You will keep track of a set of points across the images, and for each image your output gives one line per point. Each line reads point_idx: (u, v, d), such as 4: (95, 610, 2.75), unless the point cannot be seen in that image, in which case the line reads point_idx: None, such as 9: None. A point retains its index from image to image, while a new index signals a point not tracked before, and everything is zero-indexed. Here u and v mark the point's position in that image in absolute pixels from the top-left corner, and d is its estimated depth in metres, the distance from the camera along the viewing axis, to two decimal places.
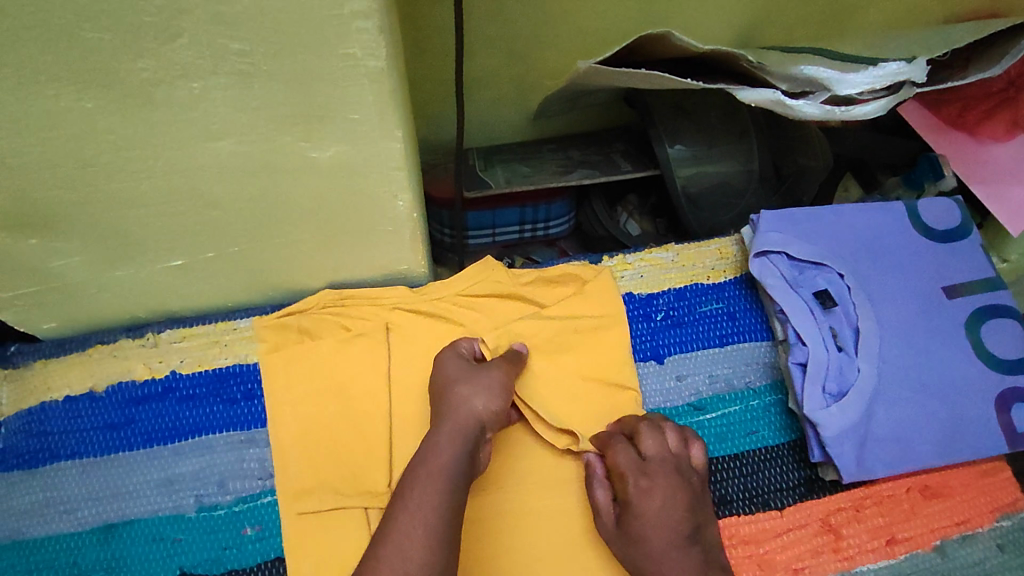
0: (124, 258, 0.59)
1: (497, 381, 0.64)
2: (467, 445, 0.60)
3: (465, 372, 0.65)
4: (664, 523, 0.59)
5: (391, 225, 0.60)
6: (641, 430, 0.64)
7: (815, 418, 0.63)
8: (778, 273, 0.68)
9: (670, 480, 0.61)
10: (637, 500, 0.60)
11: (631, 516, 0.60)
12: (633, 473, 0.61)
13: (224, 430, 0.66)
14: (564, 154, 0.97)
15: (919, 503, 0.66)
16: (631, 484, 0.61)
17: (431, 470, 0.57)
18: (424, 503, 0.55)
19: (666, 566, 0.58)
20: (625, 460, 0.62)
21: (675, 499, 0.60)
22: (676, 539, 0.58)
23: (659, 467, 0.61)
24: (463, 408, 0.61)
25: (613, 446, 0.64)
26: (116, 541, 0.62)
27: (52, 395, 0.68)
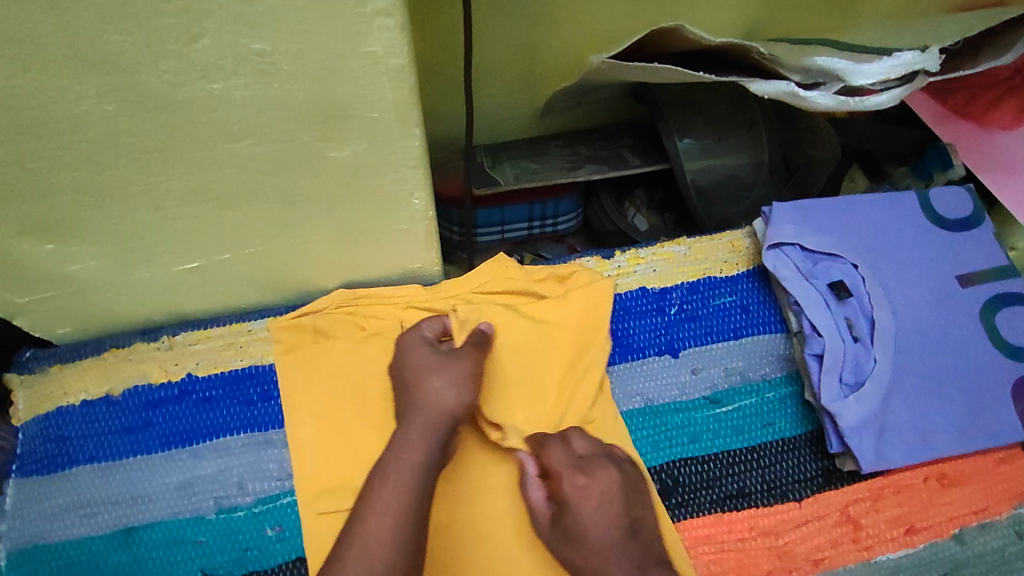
0: (140, 261, 0.59)
1: (464, 371, 0.65)
2: (438, 437, 0.61)
3: (434, 362, 0.65)
4: (600, 519, 0.59)
5: (406, 223, 0.60)
6: (572, 431, 0.65)
7: (833, 409, 0.63)
8: (792, 265, 0.68)
9: (608, 476, 0.61)
10: (574, 497, 0.60)
11: (568, 515, 0.59)
12: (568, 470, 0.61)
13: (242, 431, 0.66)
14: (571, 150, 0.97)
15: (937, 491, 0.66)
16: (567, 483, 0.60)
17: (402, 466, 0.58)
18: (393, 500, 0.56)
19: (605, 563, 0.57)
20: (560, 459, 0.62)
21: (611, 495, 0.60)
22: (614, 534, 0.59)
23: (593, 464, 0.62)
24: (434, 400, 0.63)
25: (548, 446, 0.63)
26: (137, 545, 0.62)
27: (68, 400, 0.68)
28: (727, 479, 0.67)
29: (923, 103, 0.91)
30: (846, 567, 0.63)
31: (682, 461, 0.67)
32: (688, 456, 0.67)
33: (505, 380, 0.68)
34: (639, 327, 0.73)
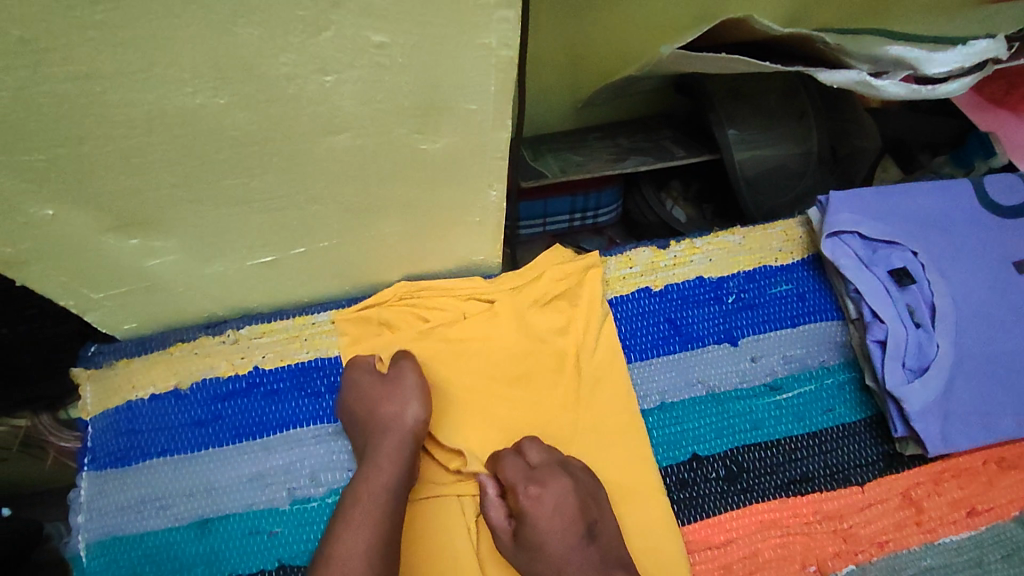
0: (216, 255, 0.59)
1: (414, 387, 0.65)
2: (402, 458, 0.61)
3: (388, 386, 0.65)
4: (557, 528, 0.59)
5: (478, 215, 0.62)
6: (526, 441, 0.64)
7: (899, 394, 0.64)
8: (851, 253, 0.69)
9: (560, 484, 0.60)
10: (530, 509, 0.59)
11: (525, 527, 0.59)
12: (522, 483, 0.60)
13: (312, 423, 0.67)
14: (613, 142, 0.97)
15: (996, 474, 0.68)
16: (521, 495, 0.60)
17: (372, 490, 0.58)
18: (364, 523, 0.56)
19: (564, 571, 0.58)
20: (513, 472, 0.61)
21: (566, 502, 0.60)
22: (573, 540, 0.59)
23: (546, 472, 0.61)
24: (393, 422, 0.62)
25: (502, 460, 0.63)
26: (213, 536, 0.62)
27: (136, 394, 0.68)
28: (790, 465, 0.68)
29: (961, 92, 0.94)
30: (910, 548, 0.64)
31: (745, 447, 0.68)
32: (751, 442, 0.69)
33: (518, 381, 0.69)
34: (697, 316, 0.74)
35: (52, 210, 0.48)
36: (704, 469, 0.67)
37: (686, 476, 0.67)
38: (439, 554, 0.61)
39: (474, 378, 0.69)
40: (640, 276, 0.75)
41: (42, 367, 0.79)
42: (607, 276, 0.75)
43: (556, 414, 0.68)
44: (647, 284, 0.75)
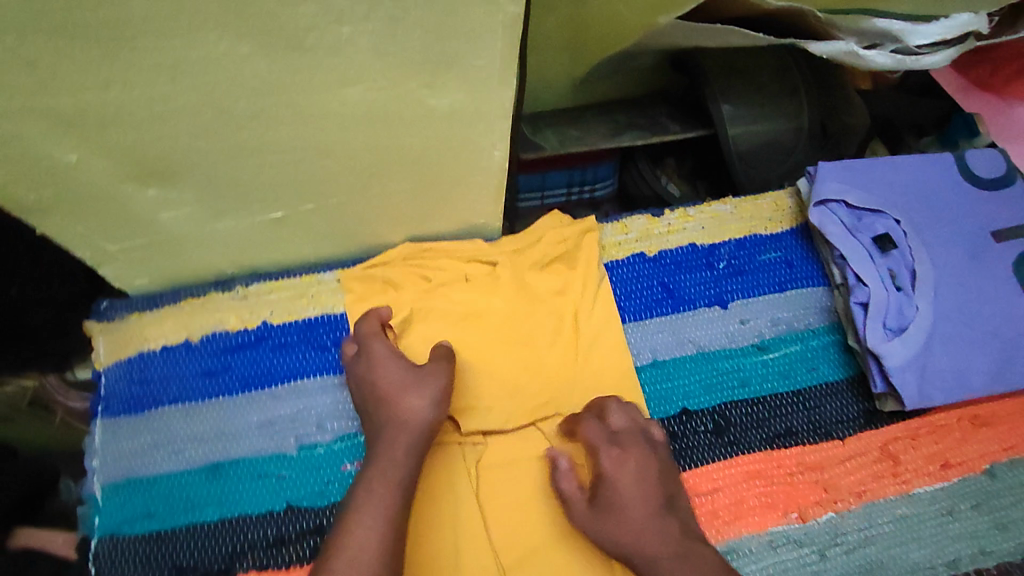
0: (229, 209, 0.61)
1: (436, 386, 0.64)
2: (413, 453, 0.61)
3: (410, 376, 0.65)
4: (637, 491, 0.61)
5: (480, 176, 0.65)
6: (610, 405, 0.67)
7: (878, 351, 0.67)
8: (837, 220, 0.73)
9: (640, 450, 0.63)
10: (612, 471, 0.62)
11: (605, 487, 0.62)
12: (604, 445, 0.64)
13: (319, 375, 0.70)
14: (610, 118, 1.00)
15: (969, 431, 0.72)
16: (604, 457, 0.63)
17: (385, 482, 0.59)
18: (375, 516, 0.56)
19: (643, 533, 0.59)
20: (596, 435, 0.65)
21: (645, 468, 0.63)
22: (652, 504, 0.61)
23: (629, 439, 0.64)
24: (410, 417, 0.62)
25: (582, 424, 0.66)
26: (223, 478, 0.65)
27: (149, 346, 0.71)
28: (775, 419, 0.71)
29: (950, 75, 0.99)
30: (886, 497, 0.69)
31: (733, 403, 0.72)
32: (738, 398, 0.72)
33: (516, 339, 0.72)
34: (689, 280, 0.77)
35: (76, 156, 0.51)
36: (693, 423, 0.71)
37: (676, 429, 0.70)
38: (443, 496, 0.65)
39: (476, 335, 0.72)
40: (635, 242, 0.78)
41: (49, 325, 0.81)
42: (602, 241, 0.78)
43: (554, 370, 0.71)
44: (642, 250, 0.78)
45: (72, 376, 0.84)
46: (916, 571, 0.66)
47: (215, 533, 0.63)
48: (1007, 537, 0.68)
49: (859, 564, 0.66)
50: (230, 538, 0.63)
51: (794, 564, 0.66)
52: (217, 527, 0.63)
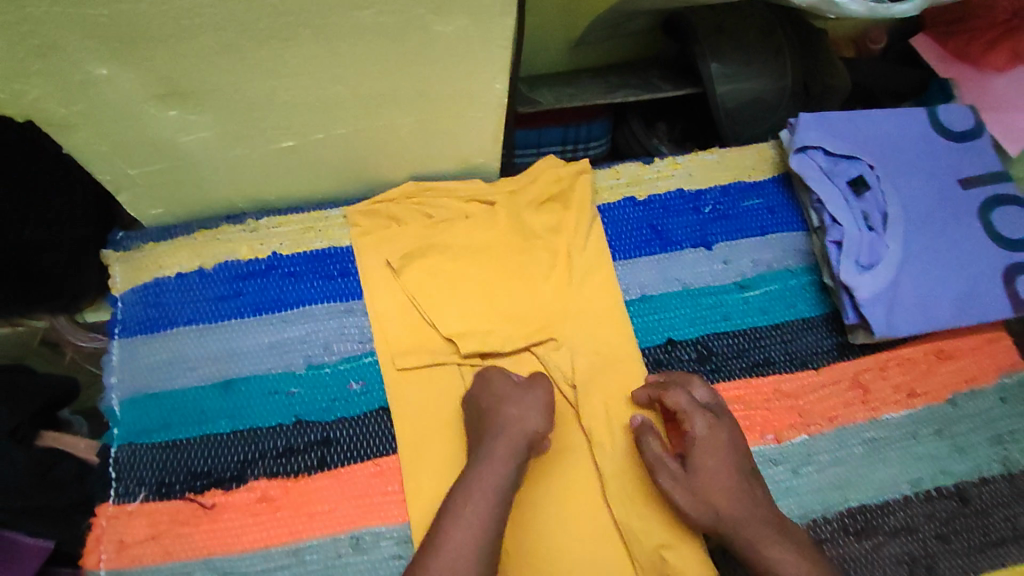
0: (245, 135, 0.65)
1: (541, 401, 0.67)
2: (514, 463, 0.63)
3: (517, 392, 0.68)
4: (725, 459, 0.66)
5: (481, 110, 0.69)
6: (694, 380, 0.71)
7: (850, 284, 0.72)
8: (815, 166, 0.77)
9: (727, 420, 0.68)
10: (708, 437, 0.66)
11: (700, 451, 0.65)
12: (698, 411, 0.67)
13: (326, 301, 0.74)
14: (603, 79, 1.04)
15: (934, 364, 0.77)
16: (699, 423, 0.66)
17: (482, 494, 0.61)
18: (471, 528, 0.59)
19: (737, 498, 0.64)
20: (688, 402, 0.68)
21: (733, 436, 0.67)
22: (742, 472, 0.66)
23: (716, 410, 0.69)
24: (516, 431, 0.65)
25: (670, 390, 0.69)
26: (236, 394, 0.69)
27: (164, 273, 0.74)
28: (754, 350, 0.76)
29: (928, 45, 1.06)
30: (856, 422, 0.74)
31: (715, 335, 0.76)
32: (720, 331, 0.77)
33: (513, 272, 0.76)
34: (677, 223, 0.81)
35: (106, 69, 0.54)
36: (677, 352, 0.75)
37: (660, 357, 0.75)
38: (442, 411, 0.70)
39: (476, 267, 0.76)
40: (626, 186, 0.82)
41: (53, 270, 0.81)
42: (595, 184, 0.82)
43: (549, 300, 0.75)
44: (632, 194, 0.82)
45: (80, 317, 0.89)
46: (881, 488, 0.72)
47: (227, 442, 0.67)
48: (965, 460, 0.73)
49: (830, 481, 0.71)
50: (241, 448, 0.67)
51: (770, 480, 0.71)
52: (228, 438, 0.67)
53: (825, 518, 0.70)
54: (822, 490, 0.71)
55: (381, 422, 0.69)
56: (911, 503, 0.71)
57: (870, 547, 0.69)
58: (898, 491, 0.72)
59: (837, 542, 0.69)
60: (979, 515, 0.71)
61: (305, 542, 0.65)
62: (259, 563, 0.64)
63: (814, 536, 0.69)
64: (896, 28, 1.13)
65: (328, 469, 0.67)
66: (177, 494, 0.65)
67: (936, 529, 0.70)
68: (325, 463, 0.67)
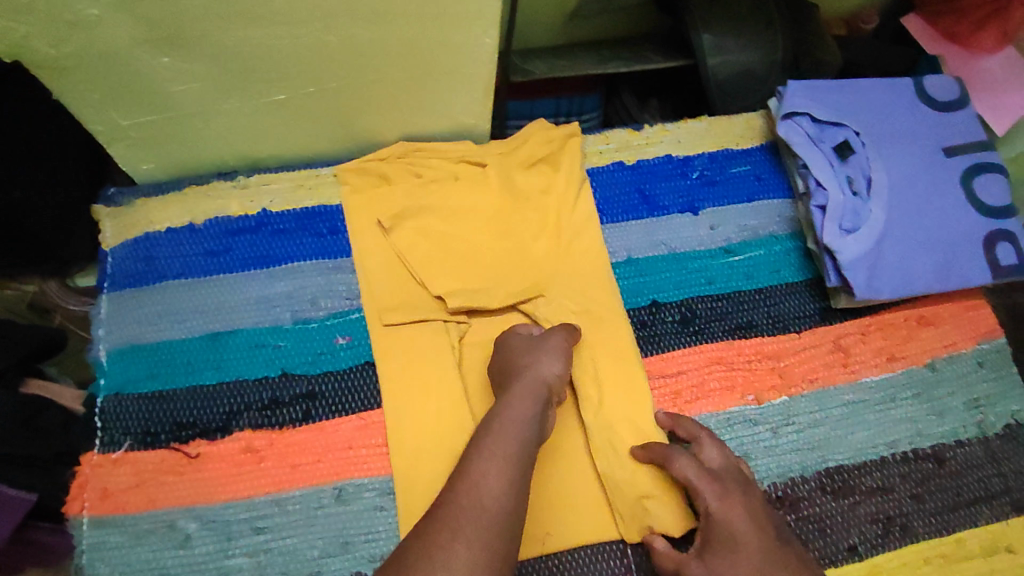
0: (237, 86, 0.65)
1: (558, 346, 0.68)
2: (535, 403, 0.63)
3: (533, 341, 0.69)
4: (749, 528, 0.62)
5: (472, 65, 0.69)
6: (702, 441, 0.68)
7: (833, 246, 0.73)
8: (801, 132, 0.78)
9: (739, 485, 0.65)
10: (721, 511, 0.63)
11: (715, 528, 0.63)
12: (706, 484, 0.64)
13: (315, 258, 0.74)
14: (596, 52, 1.04)
15: (915, 329, 0.78)
16: (709, 497, 0.64)
17: (505, 428, 0.60)
18: (498, 456, 0.58)
19: (771, 568, 0.60)
20: (694, 472, 0.65)
21: (750, 502, 0.64)
22: (766, 538, 0.62)
23: (727, 474, 0.65)
24: (535, 374, 0.65)
25: (676, 458, 0.66)
26: (223, 346, 0.70)
27: (153, 228, 0.74)
28: (738, 313, 0.77)
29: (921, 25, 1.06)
30: (836, 384, 0.75)
31: (699, 298, 0.77)
32: (705, 294, 0.77)
33: (503, 234, 0.77)
34: (665, 189, 0.82)
35: (97, 10, 0.54)
36: (662, 313, 0.76)
37: (645, 317, 0.76)
38: (427, 367, 0.70)
39: (463, 228, 0.76)
40: (615, 152, 0.83)
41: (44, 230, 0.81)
42: (585, 149, 0.82)
43: (538, 261, 0.76)
44: (621, 159, 0.83)
45: (72, 282, 0.89)
46: (859, 449, 0.73)
47: (213, 393, 0.68)
48: (943, 422, 0.74)
49: (809, 441, 0.72)
50: (226, 399, 0.68)
51: (749, 440, 0.72)
52: (215, 389, 0.68)
53: (803, 477, 0.71)
54: (801, 450, 0.72)
55: (367, 377, 0.70)
56: (888, 464, 0.72)
57: (846, 505, 0.70)
58: (875, 452, 0.73)
59: (814, 501, 0.70)
60: (954, 476, 0.72)
61: (288, 492, 0.65)
62: (241, 512, 0.64)
63: (792, 494, 0.70)
64: (889, 9, 1.13)
65: (313, 421, 0.67)
66: (162, 443, 0.65)
67: (911, 489, 0.71)
68: (310, 415, 0.68)
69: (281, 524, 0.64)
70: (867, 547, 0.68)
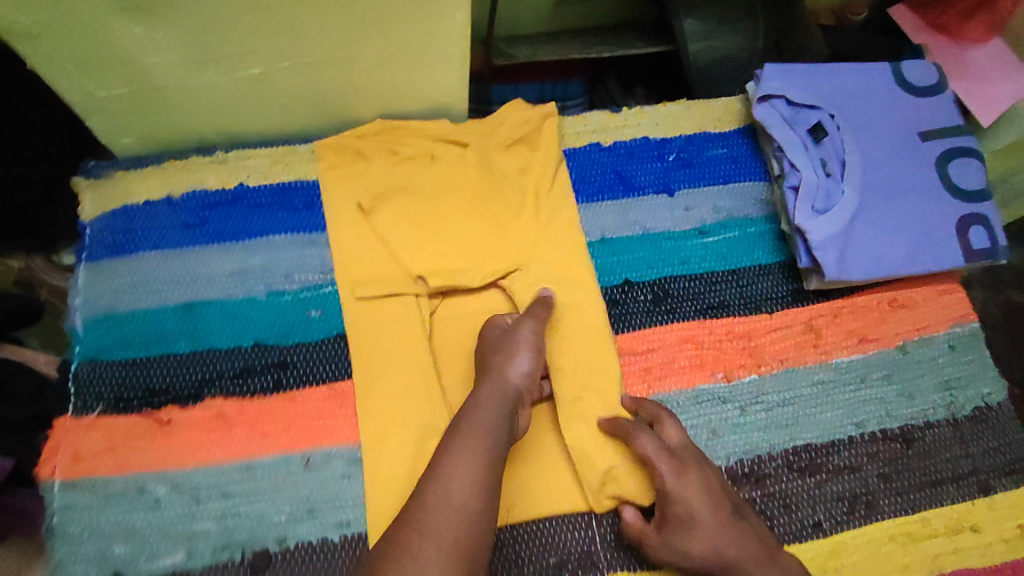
0: (211, 58, 0.66)
1: (527, 341, 0.67)
2: (501, 401, 0.63)
3: (504, 337, 0.68)
4: (704, 504, 0.63)
5: (445, 42, 0.70)
6: (664, 420, 0.68)
7: (803, 226, 0.74)
8: (776, 114, 0.78)
9: (698, 464, 0.65)
10: (678, 488, 0.64)
11: (672, 505, 0.63)
12: (663, 462, 0.65)
13: (290, 232, 0.75)
14: (580, 37, 1.05)
15: (887, 312, 0.78)
16: (666, 475, 0.64)
17: (472, 426, 0.60)
18: (466, 453, 0.58)
19: (725, 543, 0.61)
20: (653, 450, 0.65)
21: (707, 481, 0.64)
22: (720, 515, 0.63)
23: (685, 453, 0.66)
24: (503, 373, 0.65)
25: (637, 436, 0.66)
26: (197, 316, 0.71)
27: (132, 200, 0.75)
28: (710, 294, 0.77)
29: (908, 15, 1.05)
30: (806, 364, 0.75)
31: (672, 278, 0.78)
32: (678, 274, 0.78)
33: (477, 210, 0.76)
34: (641, 170, 0.82)
35: None
36: (634, 292, 0.77)
37: (617, 296, 0.76)
38: (398, 340, 0.70)
39: (437, 205, 0.76)
40: (593, 133, 0.83)
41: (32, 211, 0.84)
42: (562, 130, 0.83)
43: (515, 238, 0.76)
44: (599, 140, 0.83)
45: (58, 258, 0.90)
46: (828, 429, 0.73)
47: (186, 362, 0.69)
48: (912, 404, 0.75)
49: (777, 419, 0.73)
50: (199, 367, 0.68)
51: (717, 418, 0.72)
52: (188, 357, 0.69)
53: (770, 455, 0.71)
54: (769, 428, 0.73)
55: (338, 350, 0.71)
56: (856, 444, 0.73)
57: (813, 483, 0.71)
58: (844, 432, 0.73)
59: (780, 478, 0.71)
60: (921, 456, 0.73)
61: (257, 459, 0.66)
62: (211, 477, 0.65)
63: (757, 471, 0.71)
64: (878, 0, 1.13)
65: (284, 390, 0.68)
66: (134, 409, 0.67)
67: (879, 469, 0.72)
68: (281, 384, 0.69)
69: (249, 490, 0.65)
70: (832, 524, 0.69)
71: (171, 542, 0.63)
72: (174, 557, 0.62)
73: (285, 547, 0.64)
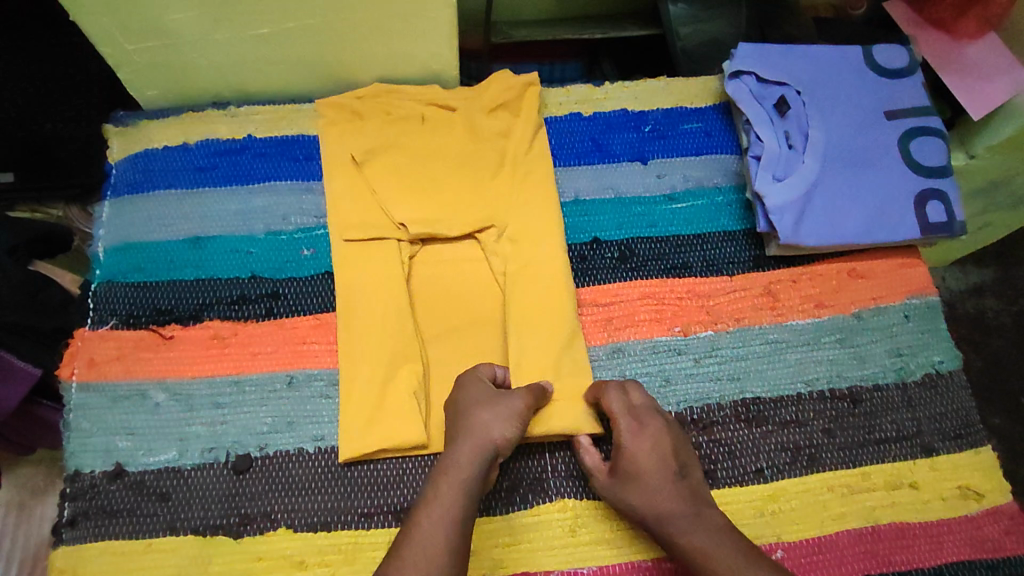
0: (223, 18, 0.73)
1: (517, 409, 0.68)
2: (483, 466, 0.65)
3: (490, 396, 0.69)
4: (652, 460, 0.67)
5: (433, 10, 0.77)
6: (631, 383, 0.73)
7: (762, 193, 0.78)
8: (746, 90, 0.83)
9: (658, 424, 0.69)
10: (630, 442, 0.68)
11: (622, 456, 0.68)
12: (625, 419, 0.69)
13: (290, 179, 0.83)
14: (578, 19, 1.11)
15: (846, 281, 0.82)
16: (624, 430, 0.69)
17: (454, 485, 0.63)
18: (444, 517, 0.62)
19: (665, 496, 0.66)
20: (616, 407, 0.70)
21: (662, 440, 0.68)
22: (665, 471, 0.67)
23: (645, 413, 0.70)
24: (487, 433, 0.66)
25: (606, 391, 0.71)
26: (202, 249, 0.79)
27: (153, 146, 0.84)
28: (675, 255, 0.82)
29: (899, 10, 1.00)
30: (761, 324, 0.79)
31: (639, 238, 0.83)
32: (645, 235, 0.83)
33: (458, 169, 0.82)
34: (617, 139, 0.88)
35: None
36: (601, 250, 0.82)
37: (585, 252, 0.82)
38: (380, 279, 0.77)
39: (422, 163, 0.82)
40: (574, 104, 0.89)
41: (74, 157, 0.99)
42: (544, 100, 0.89)
43: (492, 196, 0.82)
44: (579, 110, 0.89)
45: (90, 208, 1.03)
46: (778, 385, 0.77)
47: (190, 287, 0.77)
48: (863, 367, 0.78)
49: (728, 372, 0.77)
50: (201, 292, 0.77)
51: (671, 367, 0.77)
52: (192, 283, 0.77)
53: (719, 405, 0.76)
54: (720, 379, 0.77)
55: (325, 285, 0.78)
56: (804, 400, 0.77)
57: (758, 433, 0.75)
58: (793, 388, 0.77)
59: (727, 426, 0.75)
60: (867, 416, 0.76)
61: (246, 375, 0.74)
62: (205, 388, 0.73)
63: (706, 418, 0.75)
64: None
65: (275, 317, 0.76)
66: (143, 324, 0.75)
67: (824, 425, 0.76)
68: (272, 312, 0.76)
69: (236, 402, 0.73)
70: (773, 472, 0.73)
71: (167, 441, 0.71)
72: (168, 454, 0.71)
73: (265, 453, 0.71)
